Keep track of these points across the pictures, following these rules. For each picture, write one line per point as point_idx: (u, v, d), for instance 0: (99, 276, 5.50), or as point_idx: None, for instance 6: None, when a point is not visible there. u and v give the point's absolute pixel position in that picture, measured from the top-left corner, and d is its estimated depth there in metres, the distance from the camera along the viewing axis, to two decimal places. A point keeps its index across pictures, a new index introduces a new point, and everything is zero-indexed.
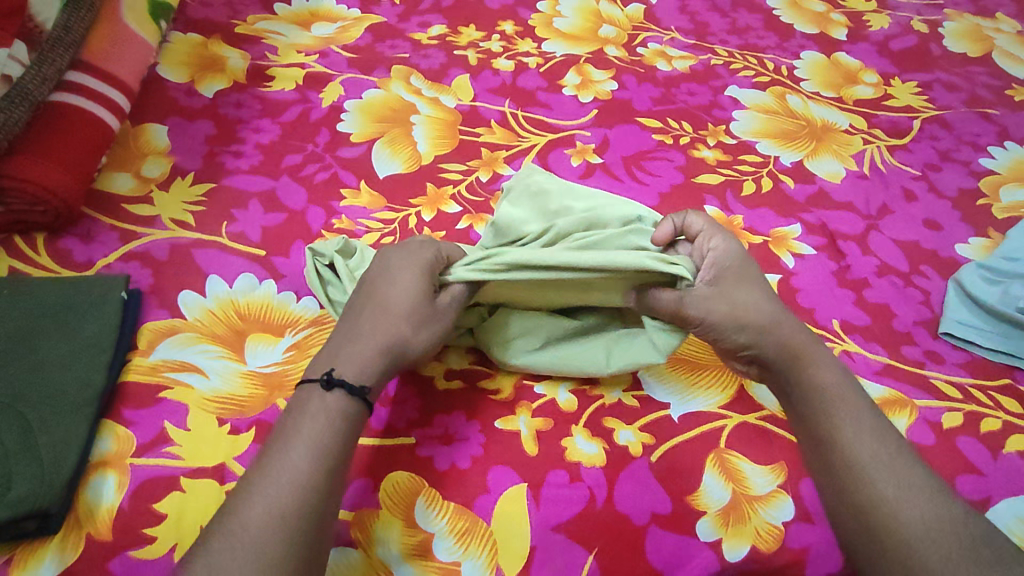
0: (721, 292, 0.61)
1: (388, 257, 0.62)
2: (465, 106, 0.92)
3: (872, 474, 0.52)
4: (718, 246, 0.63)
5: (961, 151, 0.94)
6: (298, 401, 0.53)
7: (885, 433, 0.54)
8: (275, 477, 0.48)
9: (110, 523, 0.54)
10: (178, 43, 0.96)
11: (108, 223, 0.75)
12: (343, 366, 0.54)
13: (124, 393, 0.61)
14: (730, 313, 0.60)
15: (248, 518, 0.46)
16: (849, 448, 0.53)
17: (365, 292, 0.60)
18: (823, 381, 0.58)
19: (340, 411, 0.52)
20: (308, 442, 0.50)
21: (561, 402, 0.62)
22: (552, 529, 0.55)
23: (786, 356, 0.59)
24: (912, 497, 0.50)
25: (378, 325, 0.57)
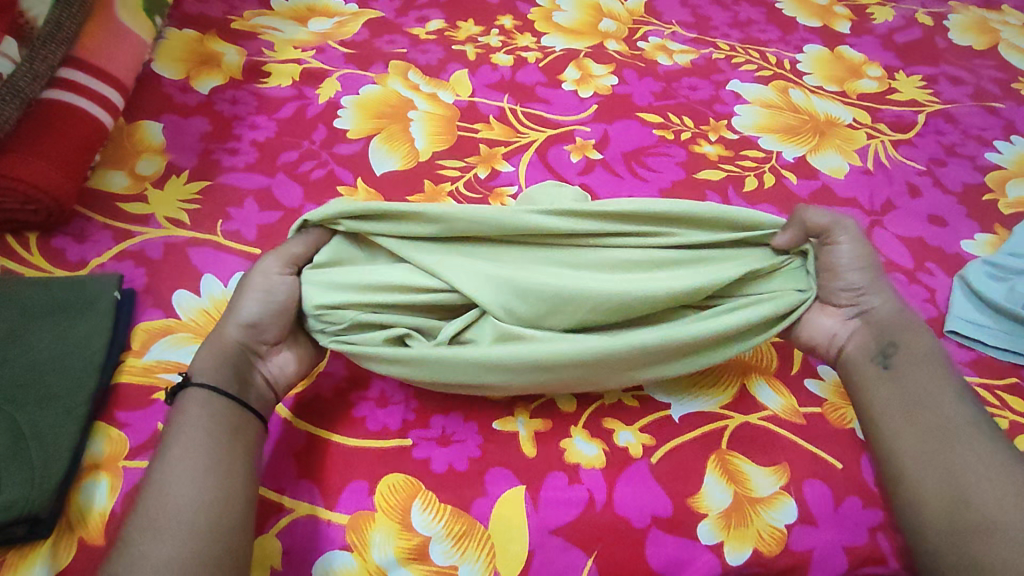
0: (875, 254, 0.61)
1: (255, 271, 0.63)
2: (463, 102, 0.91)
3: (961, 438, 0.52)
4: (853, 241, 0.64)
5: (967, 145, 0.93)
6: (178, 413, 0.53)
7: (971, 406, 0.54)
8: (162, 476, 0.49)
9: (103, 526, 0.53)
10: (173, 39, 0.95)
11: (101, 222, 0.74)
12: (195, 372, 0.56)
13: (117, 395, 0.60)
14: (868, 268, 0.60)
15: (146, 515, 0.47)
16: (941, 411, 0.54)
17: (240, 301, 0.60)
18: (922, 354, 0.57)
19: (205, 404, 0.53)
20: (186, 440, 0.51)
21: (560, 403, 0.61)
22: (551, 532, 0.54)
23: (892, 326, 0.59)
24: (997, 464, 0.50)
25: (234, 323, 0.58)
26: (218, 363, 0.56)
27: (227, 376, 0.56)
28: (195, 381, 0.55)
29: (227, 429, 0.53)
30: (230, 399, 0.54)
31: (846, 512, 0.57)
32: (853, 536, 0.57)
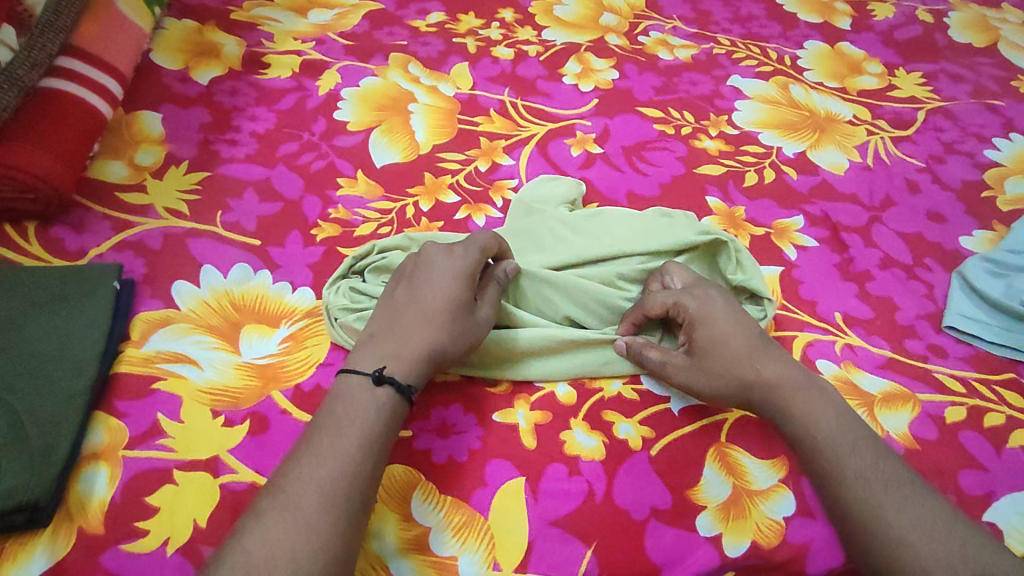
0: (708, 359, 0.58)
1: (430, 252, 0.60)
2: (464, 95, 0.91)
3: (872, 512, 0.49)
4: (694, 308, 0.60)
5: (966, 142, 0.93)
6: (344, 388, 0.53)
7: (881, 469, 0.51)
8: (327, 464, 0.47)
9: (102, 515, 0.53)
10: (172, 29, 0.95)
11: (100, 212, 0.74)
12: (394, 365, 0.54)
13: (116, 385, 0.60)
14: (712, 384, 0.58)
15: (302, 499, 0.46)
16: (848, 487, 0.50)
17: (406, 287, 0.59)
18: (815, 414, 0.54)
19: (387, 404, 0.52)
20: (359, 434, 0.49)
21: (560, 395, 0.61)
22: (550, 523, 0.54)
23: (757, 392, 0.57)
24: (911, 533, 0.47)
25: (424, 330, 0.55)
26: (411, 364, 0.54)
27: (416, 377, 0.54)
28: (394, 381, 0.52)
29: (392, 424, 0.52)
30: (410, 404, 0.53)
31: None
32: None
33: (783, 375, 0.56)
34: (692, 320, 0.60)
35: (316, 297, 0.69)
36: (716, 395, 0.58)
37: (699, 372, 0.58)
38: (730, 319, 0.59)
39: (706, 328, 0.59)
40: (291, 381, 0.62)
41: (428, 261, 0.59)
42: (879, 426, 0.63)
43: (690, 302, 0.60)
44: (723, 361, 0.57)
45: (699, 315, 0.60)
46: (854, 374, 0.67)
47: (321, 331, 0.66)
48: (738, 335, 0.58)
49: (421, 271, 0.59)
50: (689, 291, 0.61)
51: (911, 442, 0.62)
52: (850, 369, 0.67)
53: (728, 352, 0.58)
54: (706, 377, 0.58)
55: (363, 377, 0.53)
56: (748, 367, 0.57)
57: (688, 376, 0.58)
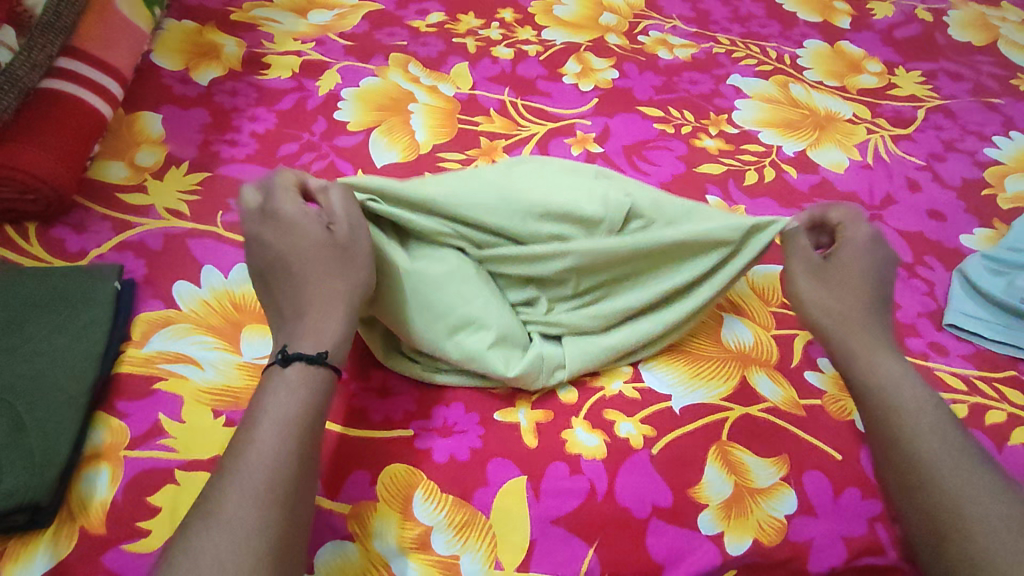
0: (836, 275, 0.61)
1: (268, 232, 0.56)
2: (464, 95, 0.91)
3: (940, 469, 0.49)
4: (858, 237, 0.62)
5: (966, 140, 0.93)
6: (264, 384, 0.50)
7: (951, 433, 0.51)
8: (246, 460, 0.46)
9: (104, 515, 0.53)
10: (172, 30, 0.95)
11: (101, 213, 0.74)
12: (296, 340, 0.52)
13: (117, 385, 0.60)
14: (826, 296, 0.60)
15: (225, 499, 0.44)
16: (917, 445, 0.51)
17: (274, 269, 0.56)
18: (892, 370, 0.55)
19: (304, 388, 0.50)
20: (276, 423, 0.48)
21: (561, 394, 0.61)
22: (552, 522, 0.54)
23: (842, 329, 0.59)
24: (978, 494, 0.48)
25: (318, 301, 0.54)
26: (317, 335, 0.53)
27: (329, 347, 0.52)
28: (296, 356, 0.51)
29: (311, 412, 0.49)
30: (328, 366, 0.51)
31: (844, 503, 0.57)
32: (853, 527, 0.57)
33: (873, 328, 0.59)
34: (846, 242, 0.62)
35: None
36: (813, 306, 0.61)
37: (815, 278, 0.61)
38: (872, 262, 0.62)
39: (849, 253, 0.62)
40: None
41: (261, 244, 0.56)
42: None
43: (858, 233, 0.63)
44: (843, 283, 0.60)
45: (858, 241, 0.62)
46: None
47: None
48: (870, 273, 0.61)
49: (263, 258, 0.56)
50: (864, 225, 0.64)
51: None
52: None
53: (855, 277, 0.61)
54: (828, 288, 0.61)
55: (272, 367, 0.51)
56: (853, 302, 0.60)
57: (804, 269, 0.62)
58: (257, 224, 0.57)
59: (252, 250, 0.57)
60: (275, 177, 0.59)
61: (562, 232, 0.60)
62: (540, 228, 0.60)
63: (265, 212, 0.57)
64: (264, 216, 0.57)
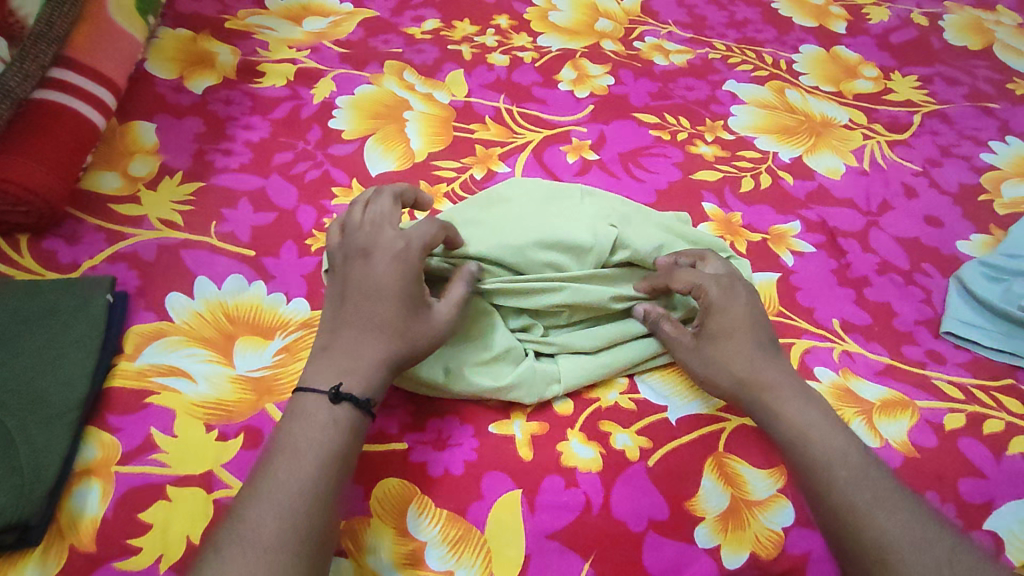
0: (720, 346, 0.59)
1: (375, 255, 0.56)
2: (459, 103, 0.91)
3: (861, 513, 0.49)
4: (717, 294, 0.60)
5: (962, 146, 0.93)
6: (299, 408, 0.51)
7: (872, 470, 0.51)
8: (281, 485, 0.47)
9: (95, 532, 0.53)
10: (166, 38, 0.94)
11: (93, 224, 0.73)
12: (350, 381, 0.52)
13: (109, 400, 0.60)
14: (725, 370, 0.58)
15: (259, 525, 0.45)
16: (837, 492, 0.50)
17: (352, 293, 0.56)
18: (808, 422, 0.54)
19: (345, 421, 0.51)
20: (317, 454, 0.49)
21: (557, 406, 0.61)
22: (547, 536, 0.54)
23: (750, 391, 0.57)
24: (899, 536, 0.47)
25: (377, 342, 0.54)
26: (364, 375, 0.53)
27: (370, 391, 0.52)
28: (344, 397, 0.51)
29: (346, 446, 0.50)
30: (366, 416, 0.52)
31: None
32: None
33: (780, 381, 0.57)
34: (710, 306, 0.60)
35: (311, 308, 0.68)
36: (715, 383, 0.59)
37: (698, 356, 0.59)
38: (743, 314, 0.60)
39: (720, 317, 0.59)
40: (285, 394, 0.61)
41: (368, 263, 0.56)
42: (879, 434, 0.62)
43: (712, 287, 0.60)
44: (729, 349, 0.58)
45: (720, 300, 0.60)
46: (852, 381, 0.66)
47: None
48: (752, 325, 0.59)
49: (362, 275, 0.56)
50: (718, 279, 0.61)
51: (909, 451, 0.62)
52: (848, 376, 0.67)
53: (733, 339, 0.59)
54: (713, 363, 0.59)
55: (319, 394, 0.52)
56: (748, 367, 0.57)
57: (691, 357, 0.60)
58: (384, 245, 0.56)
59: (355, 258, 0.57)
60: (430, 223, 0.58)
61: (559, 261, 0.62)
62: (537, 257, 0.61)
63: (372, 232, 0.58)
64: (396, 246, 0.56)
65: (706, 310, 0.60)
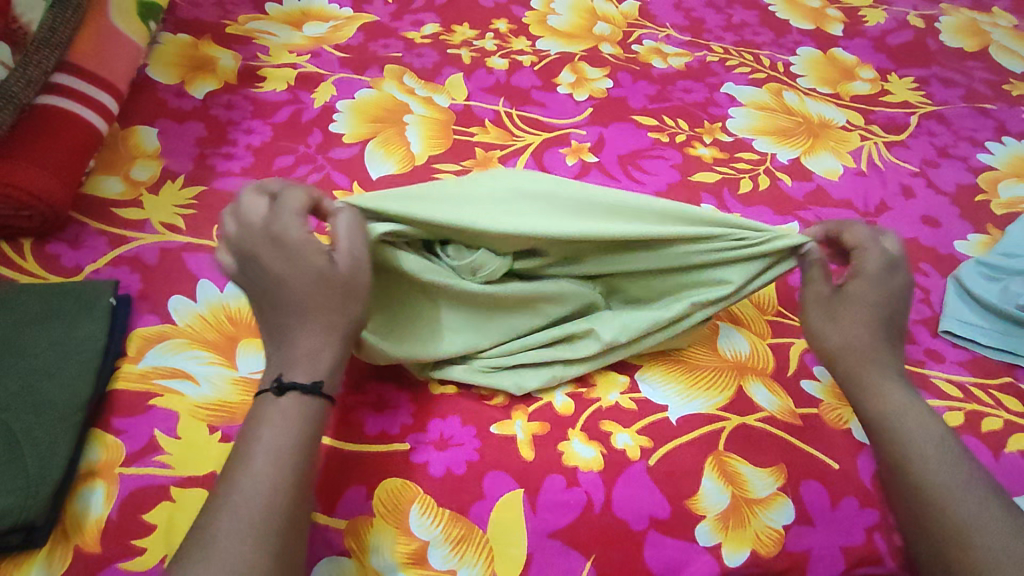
0: (844, 307, 0.58)
1: (252, 247, 0.55)
2: (459, 106, 0.91)
3: (946, 495, 0.49)
4: (875, 261, 0.58)
5: (959, 146, 0.93)
6: (252, 410, 0.51)
7: (962, 459, 0.51)
8: (236, 484, 0.47)
9: (99, 534, 0.53)
10: (168, 44, 0.95)
11: (96, 228, 0.74)
12: (291, 370, 0.52)
13: (113, 402, 0.60)
14: (842, 327, 0.57)
15: (217, 528, 0.45)
16: (925, 472, 0.51)
17: (264, 293, 0.55)
18: (901, 400, 0.54)
19: (295, 411, 0.50)
20: (271, 454, 0.48)
21: (557, 406, 0.61)
22: (549, 535, 0.54)
23: (856, 356, 0.57)
24: (984, 521, 0.48)
25: (305, 324, 0.53)
26: (307, 359, 0.52)
27: (315, 372, 0.52)
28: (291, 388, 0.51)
29: (300, 438, 0.49)
30: (321, 396, 0.51)
31: (842, 512, 0.57)
32: (851, 536, 0.56)
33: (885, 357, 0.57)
34: (862, 271, 0.58)
35: None
36: (824, 339, 0.58)
37: (823, 309, 0.59)
38: (887, 291, 0.58)
39: (863, 283, 0.58)
40: None
41: (259, 263, 0.54)
42: None
43: (871, 255, 0.58)
44: (865, 317, 0.57)
45: (874, 267, 0.58)
46: None
47: None
48: (889, 296, 0.58)
49: (259, 276, 0.54)
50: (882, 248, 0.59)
51: None
52: None
53: (864, 303, 0.57)
54: (832, 320, 0.58)
55: (263, 394, 0.51)
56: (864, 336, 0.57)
57: (816, 306, 0.59)
58: (257, 239, 0.55)
59: (243, 266, 0.55)
60: (292, 197, 0.56)
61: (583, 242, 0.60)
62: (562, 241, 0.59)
63: (242, 228, 0.56)
64: (268, 233, 0.54)
65: (854, 274, 0.58)
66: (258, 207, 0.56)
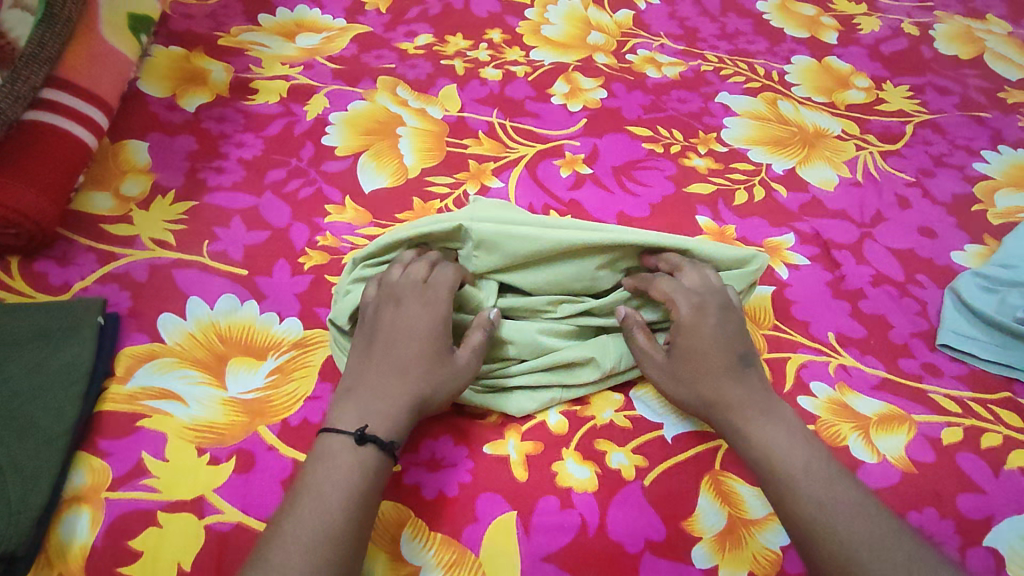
0: (684, 366, 0.58)
1: (403, 301, 0.58)
2: (452, 118, 0.91)
3: (829, 526, 0.49)
4: (685, 312, 0.58)
5: (955, 155, 0.93)
6: (325, 449, 0.51)
7: (844, 487, 0.51)
8: (305, 526, 0.47)
9: (84, 560, 0.52)
10: (159, 56, 0.94)
11: (85, 244, 0.73)
12: (376, 422, 0.53)
13: (100, 423, 0.59)
14: (688, 388, 0.58)
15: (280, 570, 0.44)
16: (799, 508, 0.50)
17: (380, 342, 0.57)
18: (769, 438, 0.54)
19: (370, 463, 0.51)
20: (338, 499, 0.48)
21: (551, 424, 0.61)
22: (543, 558, 0.53)
23: (717, 412, 0.57)
24: (863, 545, 0.48)
25: (403, 384, 0.55)
26: (390, 414, 0.53)
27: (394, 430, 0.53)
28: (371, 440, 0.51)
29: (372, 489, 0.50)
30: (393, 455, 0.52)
31: None
32: None
33: (745, 399, 0.56)
34: (678, 324, 0.59)
35: (304, 327, 0.68)
36: (679, 401, 0.59)
37: (666, 375, 0.59)
38: (717, 335, 0.58)
39: (688, 340, 0.58)
40: (278, 416, 0.61)
41: (400, 309, 0.57)
42: (876, 450, 0.62)
43: (683, 305, 0.58)
44: (695, 372, 0.57)
45: (689, 320, 0.58)
46: (848, 396, 0.66)
47: (308, 362, 0.65)
48: (715, 339, 0.58)
49: (393, 320, 0.57)
50: (692, 294, 0.59)
51: (907, 466, 0.61)
52: (844, 390, 0.66)
53: (700, 356, 0.57)
54: (677, 383, 0.58)
55: (344, 436, 0.51)
56: (713, 386, 0.57)
57: (659, 375, 0.59)
58: (411, 288, 0.58)
59: (385, 303, 0.58)
60: (444, 266, 0.60)
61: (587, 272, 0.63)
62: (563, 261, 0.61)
63: (408, 280, 0.59)
64: (422, 289, 0.58)
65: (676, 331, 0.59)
66: (422, 275, 0.59)
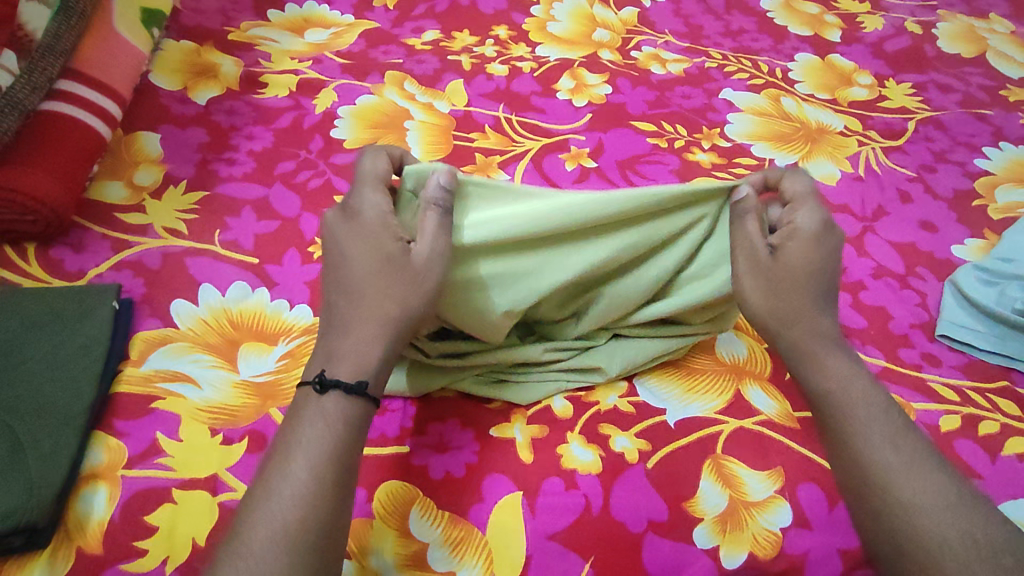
0: (779, 273, 0.57)
1: (337, 227, 0.57)
2: (460, 112, 0.92)
3: (894, 479, 0.49)
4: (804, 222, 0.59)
5: (956, 151, 0.94)
6: (294, 407, 0.52)
7: (910, 439, 0.52)
8: (274, 485, 0.47)
9: (101, 535, 0.54)
10: (170, 50, 0.96)
11: (98, 232, 0.74)
12: (334, 366, 0.52)
13: (115, 403, 0.61)
14: (775, 294, 0.57)
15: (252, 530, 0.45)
16: (869, 454, 0.51)
17: (336, 273, 0.56)
18: (843, 374, 0.55)
19: (334, 413, 0.51)
20: (308, 453, 0.48)
21: (556, 409, 0.62)
22: (547, 536, 0.54)
23: (792, 328, 0.57)
24: (930, 498, 0.48)
25: (360, 312, 0.54)
26: (350, 354, 0.53)
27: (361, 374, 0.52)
28: (332, 385, 0.51)
29: (337, 439, 0.50)
30: (370, 399, 0.52)
31: (839, 515, 0.57)
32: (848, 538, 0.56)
33: (824, 325, 0.57)
34: (796, 231, 0.58)
35: (314, 314, 0.69)
36: (757, 305, 0.58)
37: (760, 276, 0.57)
38: (819, 249, 0.58)
39: (799, 248, 0.58)
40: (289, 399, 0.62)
41: (338, 237, 0.57)
42: None
43: (805, 220, 0.59)
44: (793, 279, 0.57)
45: (806, 227, 0.58)
46: None
47: None
48: (823, 257, 0.58)
49: (337, 247, 0.56)
50: (815, 208, 0.59)
51: None
52: None
53: (800, 269, 0.57)
54: (768, 289, 0.57)
55: (307, 388, 0.52)
56: (800, 303, 0.57)
57: (750, 268, 0.58)
58: (340, 211, 0.58)
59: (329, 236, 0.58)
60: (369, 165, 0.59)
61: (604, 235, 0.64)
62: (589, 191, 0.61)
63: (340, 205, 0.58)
64: (346, 207, 0.58)
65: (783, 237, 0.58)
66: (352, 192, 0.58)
